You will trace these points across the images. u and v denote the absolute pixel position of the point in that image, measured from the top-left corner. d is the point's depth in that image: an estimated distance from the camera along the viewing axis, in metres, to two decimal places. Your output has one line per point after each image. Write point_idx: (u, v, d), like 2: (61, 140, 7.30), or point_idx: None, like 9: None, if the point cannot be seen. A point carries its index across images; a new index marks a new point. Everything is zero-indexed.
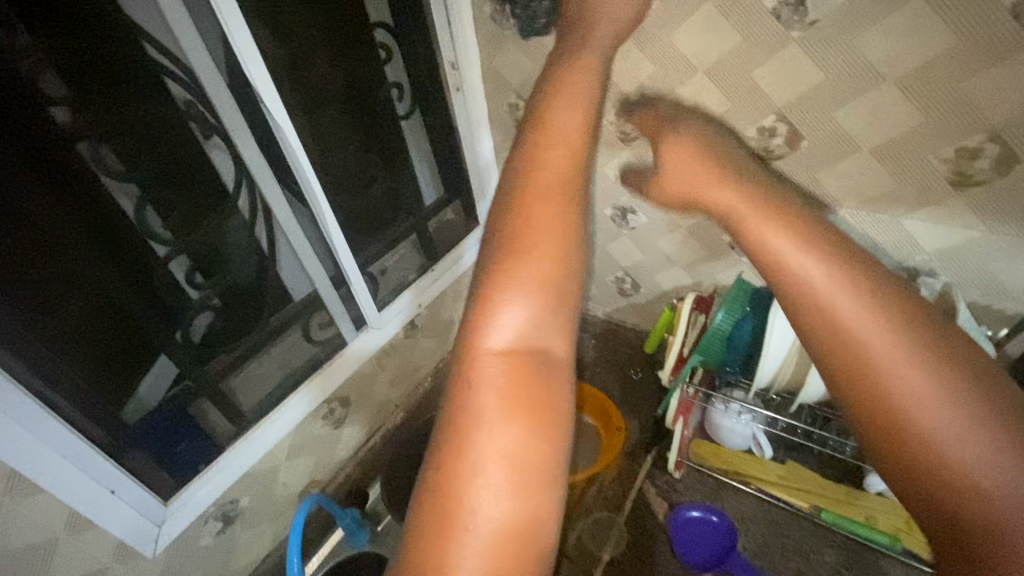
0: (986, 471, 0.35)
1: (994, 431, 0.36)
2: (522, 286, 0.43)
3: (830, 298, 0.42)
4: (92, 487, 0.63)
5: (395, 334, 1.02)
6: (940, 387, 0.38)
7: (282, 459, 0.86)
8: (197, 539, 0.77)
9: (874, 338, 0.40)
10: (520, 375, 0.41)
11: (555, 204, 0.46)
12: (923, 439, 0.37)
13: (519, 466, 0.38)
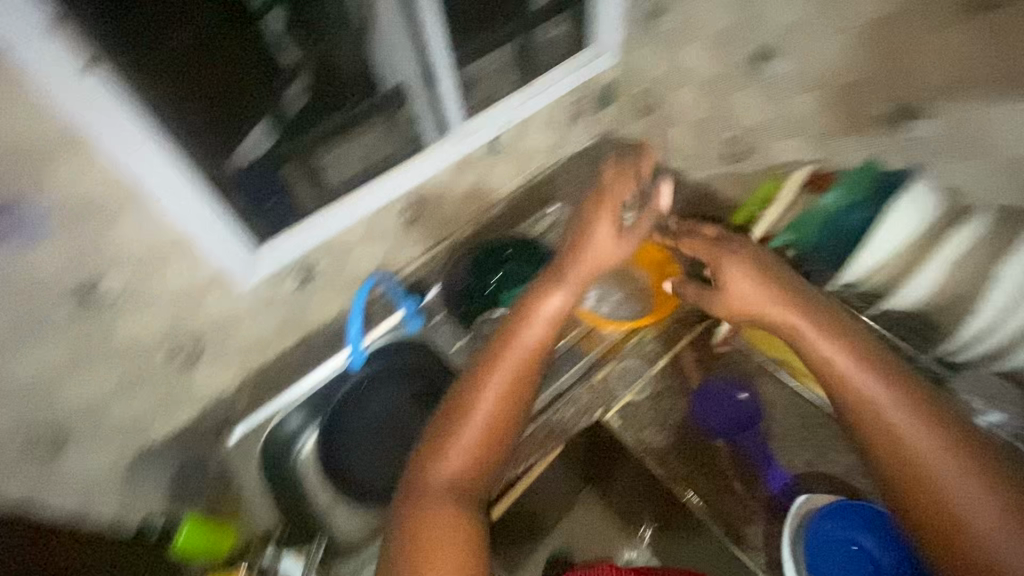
0: (944, 476, 0.62)
1: (944, 441, 0.63)
2: (514, 353, 0.90)
3: (840, 362, 0.69)
4: (200, 211, 0.71)
5: (478, 148, 1.00)
6: (921, 424, 0.64)
7: (357, 238, 0.94)
8: (279, 284, 0.88)
9: (870, 387, 0.67)
10: (457, 491, 0.80)
11: (522, 348, 0.91)
12: (910, 460, 0.63)
13: (456, 545, 0.74)
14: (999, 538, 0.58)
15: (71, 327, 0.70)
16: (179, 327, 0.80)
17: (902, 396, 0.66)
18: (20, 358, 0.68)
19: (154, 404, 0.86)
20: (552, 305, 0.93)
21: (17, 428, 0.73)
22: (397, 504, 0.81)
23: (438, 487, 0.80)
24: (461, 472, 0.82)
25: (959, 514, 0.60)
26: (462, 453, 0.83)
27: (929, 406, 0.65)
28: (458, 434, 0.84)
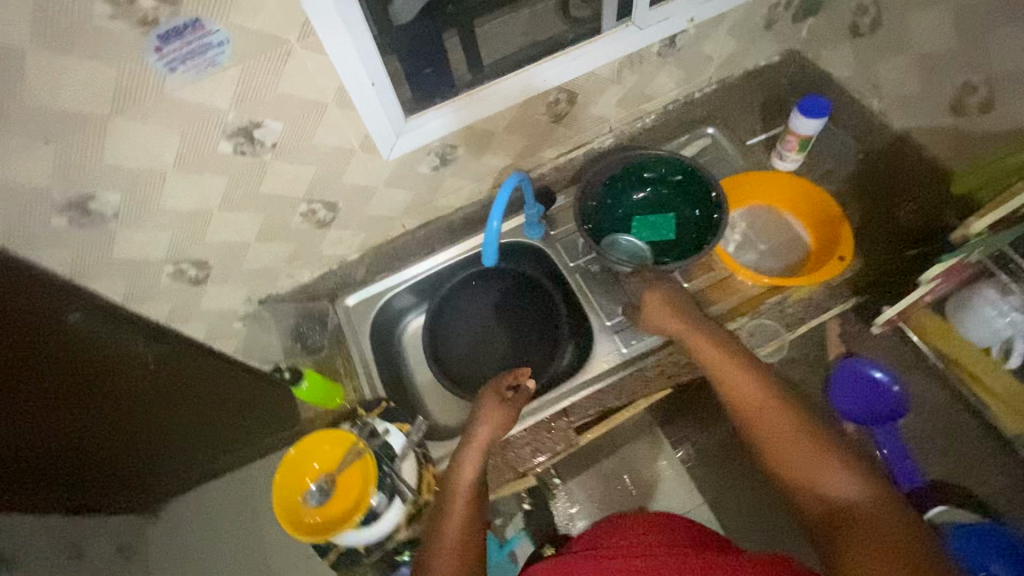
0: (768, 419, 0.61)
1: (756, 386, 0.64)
2: (478, 441, 0.75)
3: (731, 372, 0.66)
4: (361, 70, 0.66)
5: (651, 46, 0.86)
6: (759, 398, 0.63)
7: (501, 128, 0.86)
8: (418, 164, 0.84)
9: (747, 381, 0.64)
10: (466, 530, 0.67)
11: (492, 394, 0.80)
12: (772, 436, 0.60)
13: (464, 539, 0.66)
14: (843, 485, 0.53)
15: (229, 168, 0.69)
16: (320, 188, 0.79)
17: (742, 364, 0.66)
18: (184, 188, 0.69)
19: (284, 257, 0.89)
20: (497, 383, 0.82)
21: (171, 255, 0.77)
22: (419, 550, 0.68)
23: (457, 508, 0.69)
24: (466, 515, 0.68)
25: (832, 497, 0.54)
26: (455, 521, 0.68)
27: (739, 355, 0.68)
28: (449, 513, 0.68)
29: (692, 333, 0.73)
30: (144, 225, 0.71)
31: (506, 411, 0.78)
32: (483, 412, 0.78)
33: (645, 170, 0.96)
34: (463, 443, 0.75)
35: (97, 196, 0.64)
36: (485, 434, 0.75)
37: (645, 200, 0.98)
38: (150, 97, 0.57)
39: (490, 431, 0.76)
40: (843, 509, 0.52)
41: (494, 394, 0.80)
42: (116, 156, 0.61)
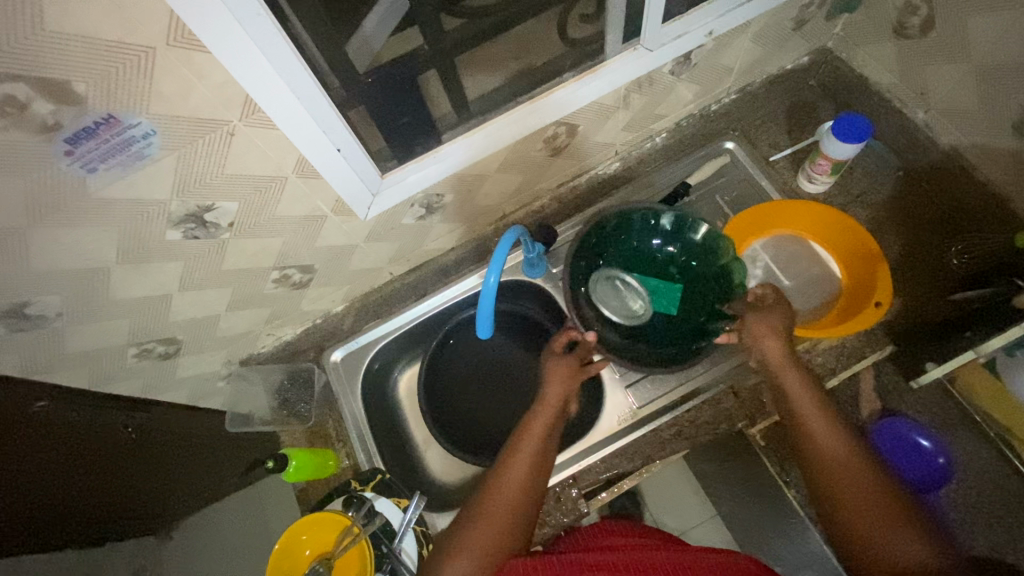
0: (833, 462, 0.58)
1: (835, 427, 0.61)
2: (550, 404, 0.73)
3: (802, 405, 0.63)
4: (323, 138, 0.56)
5: (660, 68, 0.75)
6: (842, 450, 0.59)
7: (492, 170, 0.76)
8: (401, 216, 0.75)
9: (813, 419, 0.62)
10: (526, 489, 0.64)
11: (575, 357, 0.78)
12: (832, 478, 0.58)
13: (524, 495, 0.64)
14: (902, 543, 0.51)
15: (182, 252, 0.61)
16: (292, 255, 0.71)
17: (819, 408, 0.63)
18: (133, 278, 0.61)
19: (262, 320, 0.81)
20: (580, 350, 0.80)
21: (133, 339, 0.69)
22: (482, 489, 0.65)
23: (525, 461, 0.66)
24: (533, 465, 0.66)
25: (879, 546, 0.52)
26: (520, 479, 0.65)
27: (816, 391, 0.64)
28: (519, 459, 0.67)
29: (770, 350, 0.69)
30: (95, 318, 0.63)
31: (573, 366, 0.78)
32: (549, 372, 0.77)
33: (636, 233, 0.88)
34: (535, 406, 0.74)
35: (33, 302, 0.56)
36: (557, 395, 0.74)
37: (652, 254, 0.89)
38: (71, 199, 0.48)
39: (560, 388, 0.75)
40: (893, 566, 0.51)
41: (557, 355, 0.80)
42: (46, 261, 0.53)
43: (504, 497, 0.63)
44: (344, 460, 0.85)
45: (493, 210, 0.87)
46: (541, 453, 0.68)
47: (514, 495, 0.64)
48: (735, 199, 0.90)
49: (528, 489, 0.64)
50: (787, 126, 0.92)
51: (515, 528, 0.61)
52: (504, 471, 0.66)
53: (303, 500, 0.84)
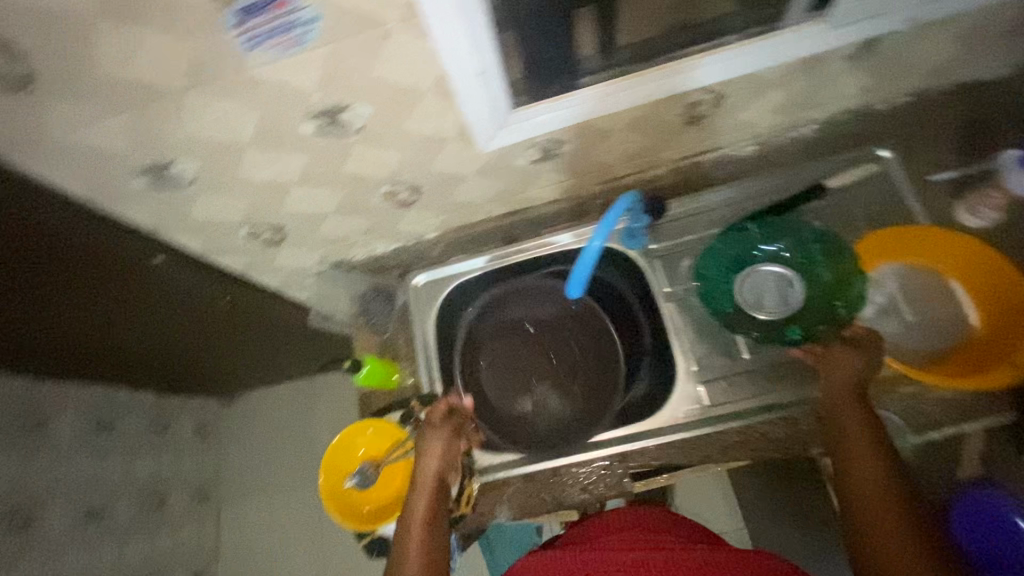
0: (873, 495, 0.58)
1: (884, 463, 0.60)
2: (427, 482, 0.68)
3: (856, 436, 0.62)
4: (470, 59, 0.54)
5: (839, 48, 0.66)
6: (882, 509, 0.57)
7: (621, 127, 0.72)
8: (517, 156, 0.73)
9: (862, 448, 0.61)
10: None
11: (444, 422, 0.74)
12: (864, 510, 0.58)
13: None
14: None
15: (309, 148, 0.62)
16: (405, 172, 0.71)
17: (871, 440, 0.62)
18: (261, 162, 0.63)
19: (361, 229, 0.84)
20: (447, 416, 0.75)
21: (247, 220, 0.73)
22: None
23: (415, 554, 0.60)
24: (425, 557, 0.60)
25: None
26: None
27: (871, 422, 0.63)
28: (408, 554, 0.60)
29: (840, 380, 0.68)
30: (220, 192, 0.66)
31: (446, 433, 0.73)
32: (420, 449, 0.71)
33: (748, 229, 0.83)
34: (413, 489, 0.68)
35: (174, 162, 0.60)
36: (433, 466, 0.69)
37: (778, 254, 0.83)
38: (229, 71, 0.49)
39: (435, 460, 0.70)
40: None
41: (431, 431, 0.73)
42: (192, 128, 0.55)
43: None
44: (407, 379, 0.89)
45: (608, 170, 0.83)
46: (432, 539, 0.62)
47: None
48: (875, 214, 0.81)
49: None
50: (960, 145, 0.80)
51: None
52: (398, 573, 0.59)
53: (363, 406, 0.88)
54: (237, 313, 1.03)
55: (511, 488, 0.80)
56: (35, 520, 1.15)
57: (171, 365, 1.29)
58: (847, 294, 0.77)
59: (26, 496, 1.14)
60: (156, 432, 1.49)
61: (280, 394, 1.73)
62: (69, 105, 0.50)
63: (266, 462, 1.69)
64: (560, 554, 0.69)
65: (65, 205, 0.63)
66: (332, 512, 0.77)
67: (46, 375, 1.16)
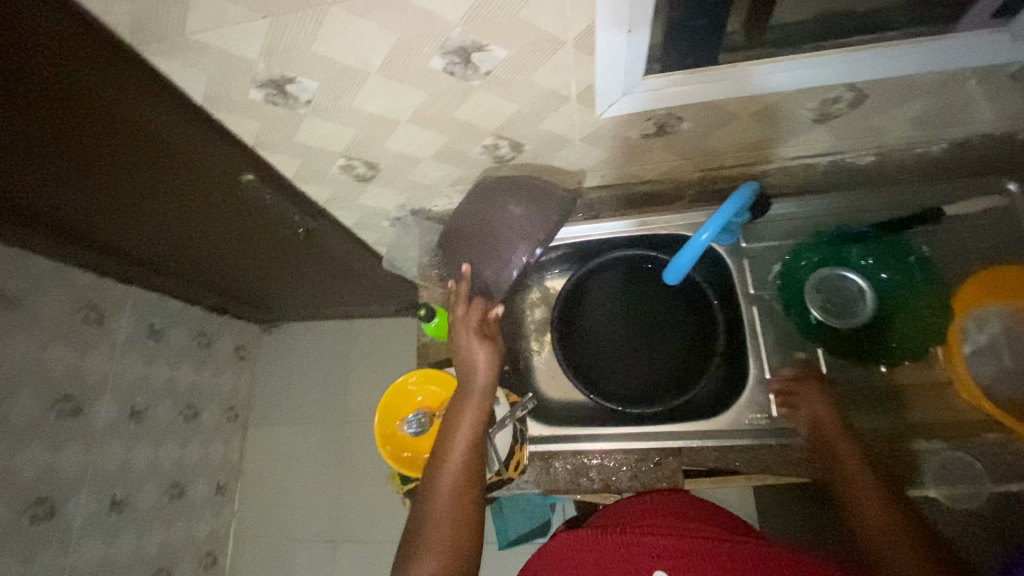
0: (866, 499, 0.63)
1: (866, 473, 0.65)
2: (472, 397, 0.72)
3: (842, 452, 0.67)
4: (624, 13, 0.50)
5: (1010, 64, 0.60)
6: (876, 506, 0.62)
7: (746, 113, 0.68)
8: (631, 128, 0.70)
9: (851, 464, 0.66)
10: (465, 488, 0.65)
11: (489, 340, 0.75)
12: (860, 514, 0.63)
13: (459, 499, 0.64)
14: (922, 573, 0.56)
15: (431, 86, 0.60)
16: (513, 126, 0.69)
17: (852, 452, 0.67)
18: (379, 92, 0.61)
19: (451, 179, 0.82)
20: (491, 339, 0.76)
21: (346, 151, 0.73)
22: (414, 510, 0.66)
23: (454, 466, 0.67)
24: (461, 469, 0.67)
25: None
26: (449, 500, 0.64)
27: (846, 435, 0.68)
28: (448, 464, 0.67)
29: (813, 400, 0.72)
30: (330, 117, 0.65)
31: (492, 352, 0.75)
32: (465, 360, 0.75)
33: (843, 242, 0.79)
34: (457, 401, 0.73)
35: (295, 80, 0.58)
36: (480, 383, 0.73)
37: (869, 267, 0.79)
38: None
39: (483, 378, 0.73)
40: None
41: (472, 338, 0.74)
42: (325, 45, 0.54)
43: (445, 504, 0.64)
44: None
45: (714, 158, 0.80)
46: (470, 454, 0.68)
47: (451, 503, 0.64)
48: (992, 248, 0.76)
49: (466, 487, 0.65)
50: None
51: (467, 527, 0.63)
52: (437, 476, 0.66)
53: (422, 354, 0.89)
54: (306, 244, 1.03)
55: (560, 462, 0.80)
56: (85, 410, 1.20)
57: (227, 284, 1.32)
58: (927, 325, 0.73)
59: (79, 385, 1.18)
60: (199, 347, 1.53)
61: (318, 330, 1.76)
62: (214, 6, 0.48)
63: (296, 394, 1.73)
64: (601, 533, 0.65)
65: (182, 108, 0.62)
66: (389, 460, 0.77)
67: (111, 272, 1.19)
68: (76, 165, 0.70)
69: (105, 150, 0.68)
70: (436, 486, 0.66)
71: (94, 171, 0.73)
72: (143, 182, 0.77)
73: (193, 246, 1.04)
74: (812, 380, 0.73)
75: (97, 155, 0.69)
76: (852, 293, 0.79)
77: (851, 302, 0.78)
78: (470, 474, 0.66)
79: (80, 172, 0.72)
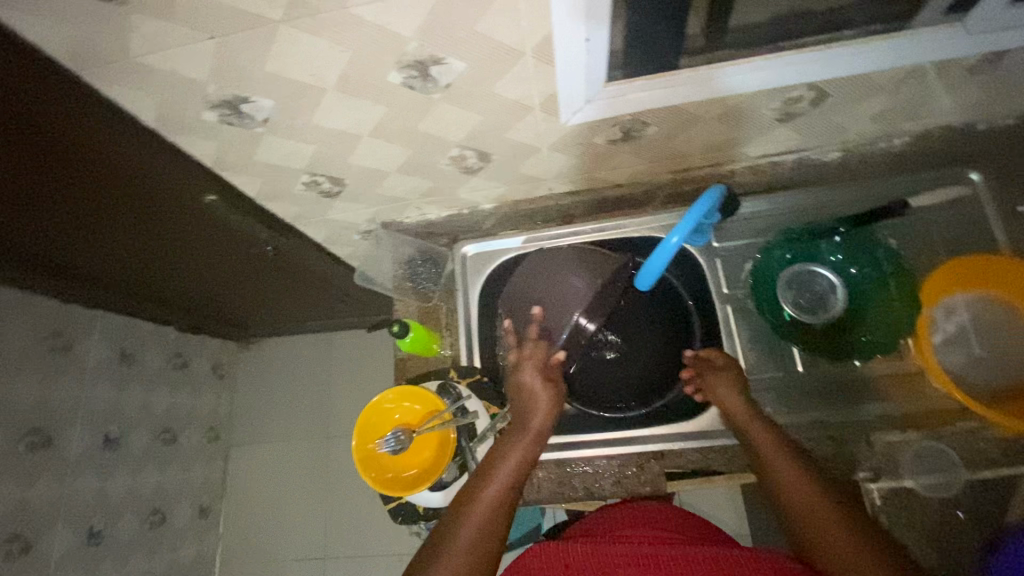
0: (772, 454, 0.65)
1: (769, 433, 0.67)
2: (527, 432, 0.69)
3: (745, 417, 0.70)
4: (581, 22, 0.50)
5: (964, 59, 0.61)
6: (780, 457, 0.64)
7: (711, 115, 0.68)
8: (597, 134, 0.70)
9: (753, 426, 0.68)
10: (493, 520, 0.60)
11: (552, 379, 0.75)
12: (769, 469, 0.64)
13: (485, 528, 0.59)
14: (827, 516, 0.58)
15: (391, 99, 0.59)
16: (479, 137, 0.68)
17: (754, 415, 0.69)
18: (339, 109, 0.60)
19: (420, 191, 0.81)
20: (554, 382, 0.74)
21: (309, 168, 0.71)
22: (437, 529, 0.61)
23: (490, 493, 0.62)
24: (498, 500, 0.62)
25: (811, 526, 0.58)
26: (474, 528, 0.59)
27: (748, 402, 0.71)
28: (484, 491, 0.62)
29: (713, 370, 0.74)
30: (289, 135, 0.64)
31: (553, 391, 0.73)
32: (523, 394, 0.74)
33: (814, 237, 0.79)
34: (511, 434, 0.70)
35: (250, 100, 0.57)
36: (539, 421, 0.70)
37: (837, 263, 0.79)
38: (328, 7, 0.46)
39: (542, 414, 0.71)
40: (822, 532, 0.57)
41: (536, 374, 0.74)
42: (277, 63, 0.52)
43: (470, 530, 0.59)
44: (446, 348, 0.87)
45: (682, 160, 0.80)
46: (511, 487, 0.63)
47: (477, 532, 0.59)
48: (956, 238, 0.77)
49: (494, 522, 0.60)
50: None
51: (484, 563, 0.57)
52: (470, 500, 0.62)
53: (400, 369, 0.87)
54: (276, 261, 1.01)
55: (543, 472, 0.79)
56: (55, 440, 1.16)
57: (199, 303, 1.29)
58: (894, 320, 0.73)
59: (48, 417, 1.14)
60: (174, 368, 1.49)
61: (298, 344, 1.73)
62: (157, 27, 0.47)
63: (278, 411, 1.70)
64: (576, 543, 0.65)
65: (134, 131, 0.60)
66: (393, 492, 0.72)
67: (76, 298, 1.15)
68: (25, 194, 0.67)
69: (55, 176, 0.65)
70: (467, 509, 0.61)
71: (46, 199, 0.70)
72: (99, 206, 0.74)
73: (158, 267, 1.01)
74: (712, 355, 0.77)
75: (47, 183, 0.66)
76: (824, 291, 0.79)
77: (825, 301, 0.79)
78: (501, 510, 0.61)
79: (29, 200, 0.69)
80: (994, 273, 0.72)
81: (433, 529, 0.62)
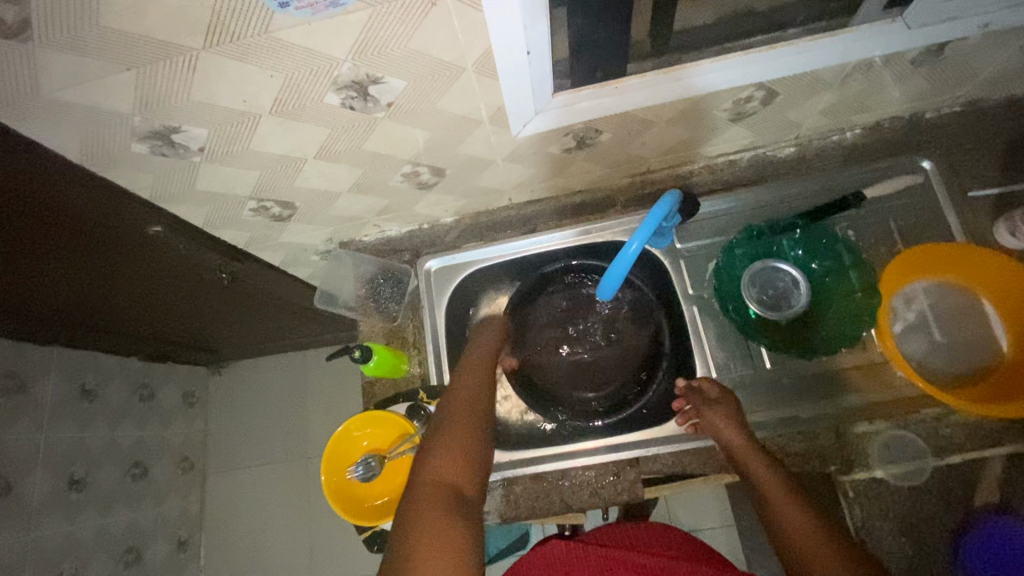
0: (771, 489, 0.63)
1: (771, 469, 0.64)
2: (497, 329, 0.81)
3: (747, 455, 0.67)
4: (520, 34, 0.48)
5: (907, 53, 0.62)
6: (784, 495, 0.61)
7: (664, 118, 0.67)
8: (551, 143, 0.68)
9: (752, 462, 0.66)
10: (480, 392, 0.70)
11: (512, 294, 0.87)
12: (770, 504, 0.62)
13: (475, 398, 0.69)
14: (828, 548, 0.55)
15: (333, 121, 0.57)
16: (430, 153, 0.66)
17: (754, 448, 0.67)
18: (278, 133, 0.57)
19: (376, 209, 0.79)
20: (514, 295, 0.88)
21: (256, 194, 0.69)
22: (437, 417, 0.67)
23: (475, 373, 0.72)
24: (484, 380, 0.72)
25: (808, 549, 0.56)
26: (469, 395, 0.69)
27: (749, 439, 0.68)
28: (469, 375, 0.72)
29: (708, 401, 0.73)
30: (230, 163, 0.61)
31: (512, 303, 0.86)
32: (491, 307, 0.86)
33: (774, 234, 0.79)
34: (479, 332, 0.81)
35: (182, 129, 0.54)
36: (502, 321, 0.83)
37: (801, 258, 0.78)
38: (251, 32, 0.43)
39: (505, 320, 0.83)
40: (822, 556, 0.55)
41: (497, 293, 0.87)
42: (205, 91, 0.50)
43: (465, 403, 0.67)
44: (415, 367, 0.85)
45: (640, 163, 0.79)
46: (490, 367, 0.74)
47: (471, 401, 0.68)
48: (912, 225, 0.78)
49: (481, 394, 0.70)
50: (1003, 164, 0.78)
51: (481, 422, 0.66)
52: (459, 382, 0.71)
53: (369, 392, 0.85)
54: (235, 287, 0.98)
55: (519, 487, 0.78)
56: (15, 487, 1.10)
57: (161, 333, 1.25)
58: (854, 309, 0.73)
59: (5, 464, 1.09)
60: (141, 400, 1.44)
61: (271, 364, 1.69)
62: (69, 63, 0.44)
63: (253, 435, 1.66)
64: (573, 556, 0.65)
65: (60, 170, 0.57)
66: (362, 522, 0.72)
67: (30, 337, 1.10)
68: None
69: None
70: (461, 389, 0.70)
71: None
72: (34, 244, 0.70)
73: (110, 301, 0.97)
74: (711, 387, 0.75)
75: None
76: (788, 286, 0.77)
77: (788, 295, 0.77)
78: (485, 387, 0.71)
79: None
80: (948, 259, 0.73)
81: (432, 419, 0.67)
